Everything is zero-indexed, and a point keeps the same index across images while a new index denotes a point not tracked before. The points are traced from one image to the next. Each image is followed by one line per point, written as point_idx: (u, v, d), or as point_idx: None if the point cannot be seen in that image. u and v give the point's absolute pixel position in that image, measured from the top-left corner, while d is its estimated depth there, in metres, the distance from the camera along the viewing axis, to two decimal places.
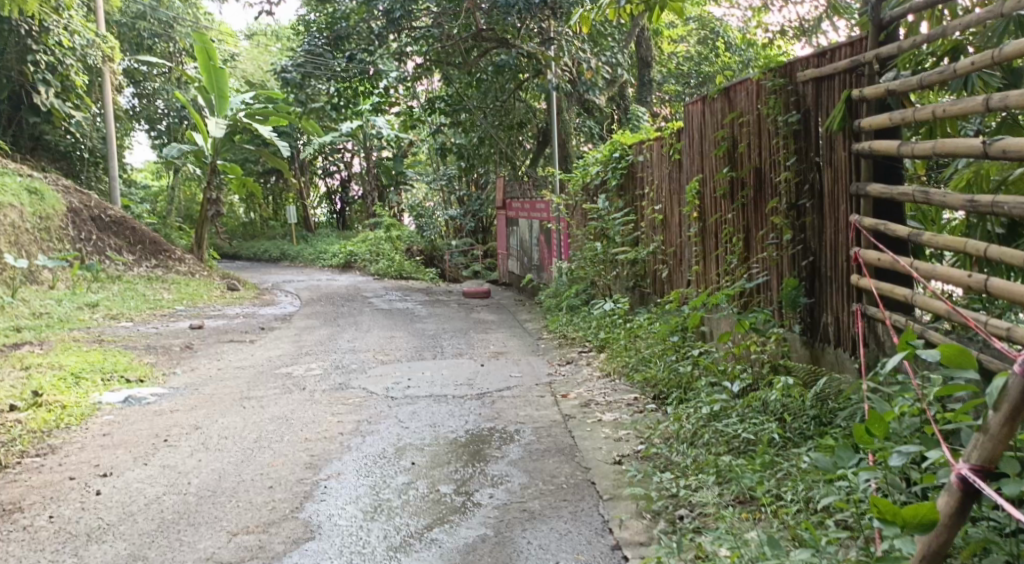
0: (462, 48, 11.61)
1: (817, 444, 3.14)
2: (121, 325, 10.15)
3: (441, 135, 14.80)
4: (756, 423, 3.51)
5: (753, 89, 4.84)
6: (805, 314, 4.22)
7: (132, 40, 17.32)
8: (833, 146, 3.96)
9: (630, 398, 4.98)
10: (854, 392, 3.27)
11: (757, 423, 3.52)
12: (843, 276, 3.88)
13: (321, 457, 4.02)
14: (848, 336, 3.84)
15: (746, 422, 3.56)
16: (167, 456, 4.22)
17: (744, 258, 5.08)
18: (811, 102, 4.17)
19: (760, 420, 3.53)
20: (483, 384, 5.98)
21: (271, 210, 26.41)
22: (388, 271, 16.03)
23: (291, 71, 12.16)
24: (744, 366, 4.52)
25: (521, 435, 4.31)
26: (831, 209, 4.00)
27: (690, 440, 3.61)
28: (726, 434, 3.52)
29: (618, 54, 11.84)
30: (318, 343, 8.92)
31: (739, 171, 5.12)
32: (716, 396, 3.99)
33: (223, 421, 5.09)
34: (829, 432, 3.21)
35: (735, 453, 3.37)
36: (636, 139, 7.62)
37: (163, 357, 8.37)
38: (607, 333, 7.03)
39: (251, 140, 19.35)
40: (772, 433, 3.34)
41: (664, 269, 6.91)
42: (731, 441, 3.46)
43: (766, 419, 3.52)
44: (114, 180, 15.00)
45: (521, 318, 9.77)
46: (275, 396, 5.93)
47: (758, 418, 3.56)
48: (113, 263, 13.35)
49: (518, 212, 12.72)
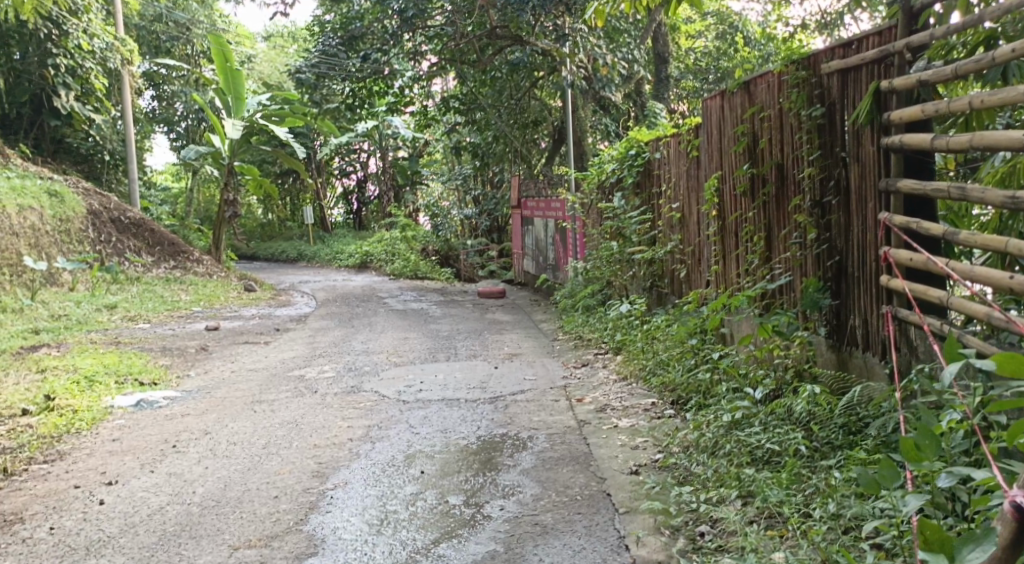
0: (478, 47, 11.49)
1: (846, 455, 3.00)
2: (138, 326, 10.10)
3: (457, 134, 14.69)
4: (780, 432, 3.37)
5: (774, 83, 4.68)
6: (830, 317, 4.06)
7: (150, 42, 17.34)
8: (860, 141, 3.81)
9: (648, 403, 4.84)
10: (885, 401, 3.11)
11: (781, 432, 3.37)
12: (872, 277, 3.72)
13: (329, 465, 3.91)
14: (877, 339, 3.68)
15: (769, 432, 3.41)
16: (174, 463, 4.12)
17: (766, 258, 4.93)
18: (836, 95, 4.01)
19: (785, 429, 3.39)
20: (497, 387, 5.86)
21: (288, 211, 26.41)
22: (403, 271, 15.94)
23: (306, 71, 12.00)
24: (767, 371, 4.37)
25: (534, 442, 4.18)
26: (858, 207, 3.84)
27: (711, 450, 3.47)
28: (749, 444, 3.37)
29: (634, 50, 11.68)
30: (333, 345, 8.83)
31: (759, 167, 4.97)
32: (738, 402, 3.84)
33: (234, 426, 4.99)
34: (858, 443, 3.05)
35: (758, 464, 3.22)
36: (653, 135, 7.48)
37: (178, 359, 8.31)
38: (623, 334, 6.89)
39: (268, 140, 19.32)
40: (797, 444, 3.19)
41: (681, 269, 6.77)
42: (753, 451, 3.31)
43: (791, 428, 3.37)
44: (133, 182, 15.00)
45: (537, 318, 9.64)
46: (287, 400, 5.83)
47: (783, 427, 3.41)
48: (132, 264, 13.34)
49: (533, 211, 12.59)
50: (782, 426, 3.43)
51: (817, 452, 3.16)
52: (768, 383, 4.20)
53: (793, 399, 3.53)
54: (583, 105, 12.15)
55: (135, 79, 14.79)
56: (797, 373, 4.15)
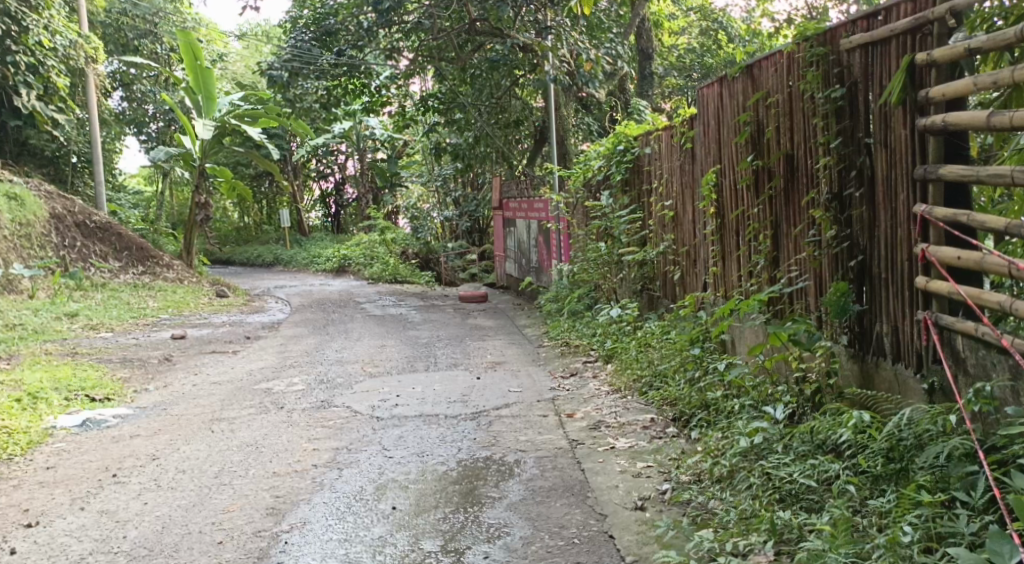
0: (456, 44, 11.03)
1: (899, 493, 2.55)
2: (99, 336, 9.53)
3: (436, 134, 14.21)
4: (811, 461, 2.92)
5: (782, 65, 4.23)
6: (853, 324, 3.60)
7: (117, 40, 16.73)
8: (888, 124, 3.36)
9: (646, 419, 4.36)
10: (943, 431, 2.66)
11: (817, 464, 2.90)
12: (904, 279, 3.27)
13: (287, 499, 3.41)
14: (912, 350, 3.23)
15: (799, 463, 2.94)
16: (110, 498, 3.61)
17: (773, 259, 4.48)
18: (858, 73, 3.54)
19: (816, 458, 2.94)
20: (479, 400, 5.37)
21: (265, 214, 25.84)
22: (382, 275, 15.37)
23: (279, 69, 11.12)
24: (781, 385, 3.92)
25: (522, 468, 3.70)
26: (885, 199, 3.39)
27: (730, 485, 3.01)
28: (776, 477, 2.91)
29: (618, 45, 11.17)
30: (304, 354, 8.30)
31: (765, 160, 4.52)
32: (756, 421, 3.39)
33: (186, 450, 4.49)
34: (915, 480, 2.59)
35: (792, 506, 2.75)
36: (643, 129, 7.03)
37: (137, 371, 7.75)
38: (614, 341, 6.42)
39: (242, 142, 18.75)
40: (841, 481, 2.72)
41: (675, 271, 6.31)
42: (782, 487, 2.85)
43: (828, 460, 2.90)
44: (100, 185, 14.38)
45: (521, 324, 9.17)
46: (249, 418, 5.33)
47: (816, 456, 2.96)
48: (97, 269, 12.75)
49: (516, 212, 12.13)
50: (813, 454, 2.99)
51: (862, 486, 2.70)
52: (784, 399, 3.77)
53: (822, 421, 3.09)
54: (565, 103, 11.57)
55: (99, 77, 14.27)
56: (815, 387, 3.70)
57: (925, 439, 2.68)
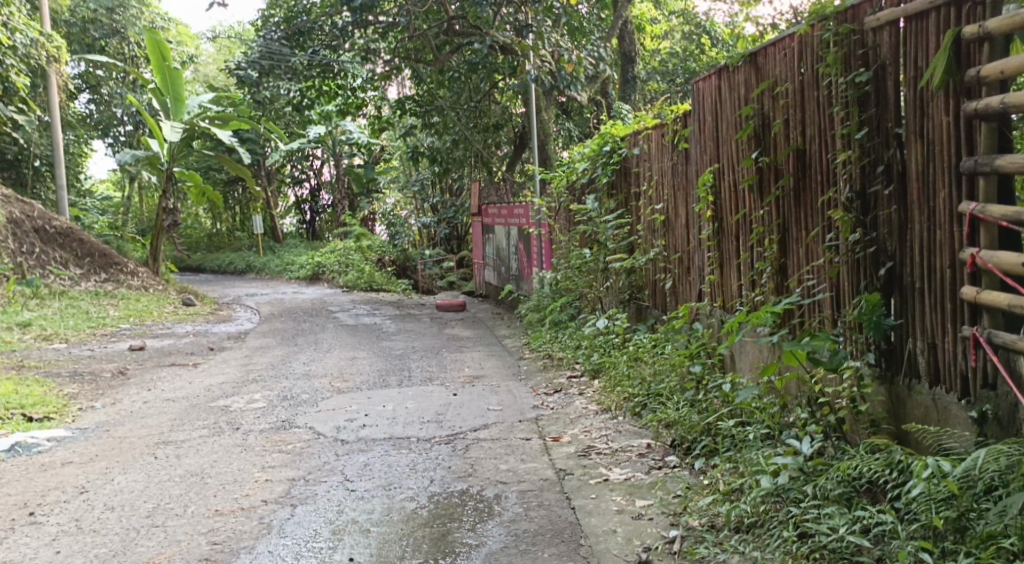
0: (434, 45, 10.54)
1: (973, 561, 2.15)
2: (52, 347, 8.94)
3: (413, 138, 13.70)
4: (860, 514, 2.51)
5: (793, 49, 3.76)
6: (881, 340, 3.14)
7: (82, 39, 16.06)
8: (924, 112, 2.90)
9: (642, 444, 3.90)
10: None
11: (868, 517, 2.49)
12: (946, 290, 2.82)
13: (225, 547, 2.97)
14: (958, 371, 2.79)
15: (844, 516, 2.53)
16: (18, 544, 3.14)
17: (780, 266, 4.00)
18: (887, 55, 3.08)
19: (866, 508, 2.55)
20: (454, 420, 4.88)
21: (238, 221, 25.25)
22: (357, 283, 14.79)
23: (248, 68, 10.38)
24: (797, 409, 3.46)
25: (502, 505, 3.23)
26: (920, 197, 2.94)
27: (759, 541, 2.59)
28: (818, 534, 2.49)
29: (600, 48, 10.72)
30: (270, 367, 7.76)
31: (771, 157, 4.05)
32: (780, 455, 2.97)
33: (122, 481, 3.99)
34: (1001, 541, 2.17)
35: None
36: (631, 128, 6.57)
37: (87, 387, 7.17)
38: (601, 355, 5.94)
39: (211, 145, 18.15)
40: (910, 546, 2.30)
41: (667, 280, 5.85)
42: (830, 548, 2.44)
43: (881, 512, 2.49)
44: (61, 190, 13.73)
45: (501, 334, 8.69)
46: (199, 442, 4.82)
47: (863, 506, 2.56)
48: (56, 277, 12.12)
49: (494, 218, 11.64)
50: (857, 504, 2.59)
51: (934, 550, 2.29)
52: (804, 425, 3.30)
53: (864, 459, 2.69)
54: (546, 107, 11.08)
55: (62, 77, 13.51)
56: (839, 413, 3.23)
57: (1004, 487, 2.29)
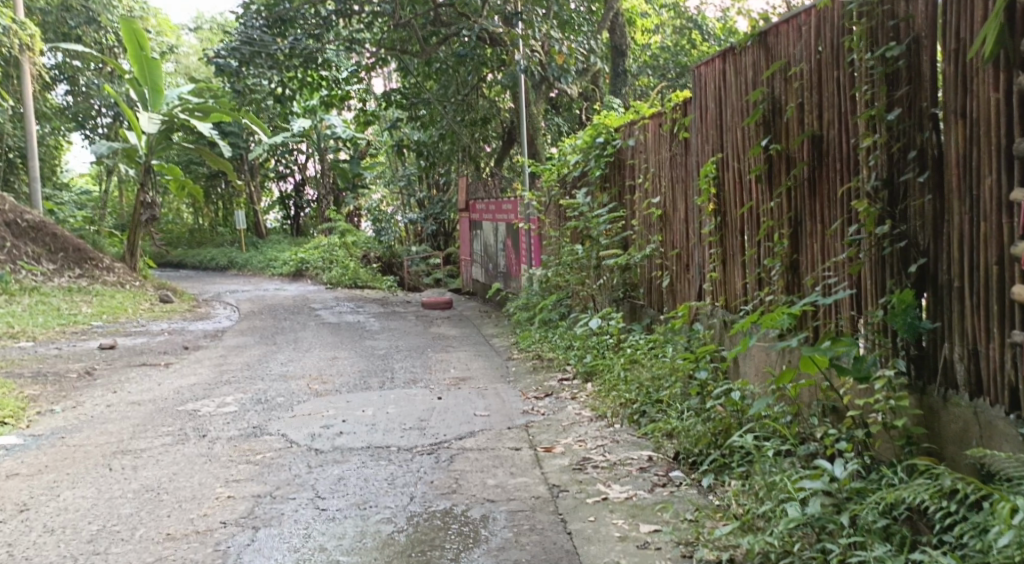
0: (419, 35, 10.18)
1: None
2: (18, 346, 8.51)
3: (398, 131, 13.31)
4: (916, 555, 2.20)
5: (810, 25, 3.40)
6: (912, 345, 2.80)
7: (57, 28, 15.56)
8: (968, 89, 2.56)
9: (645, 457, 3.57)
10: None
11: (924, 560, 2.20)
12: (994, 289, 2.48)
13: None
14: (1006, 382, 2.45)
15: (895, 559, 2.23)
16: None
17: (791, 263, 3.63)
18: (923, 25, 2.73)
19: (923, 550, 2.24)
20: (438, 426, 4.54)
21: (220, 216, 24.80)
22: (341, 279, 14.39)
23: (227, 56, 9.86)
24: (817, 423, 3.13)
25: (490, 528, 2.91)
26: (961, 184, 2.59)
27: None
28: None
29: (590, 40, 10.26)
30: (244, 368, 7.37)
31: (782, 144, 3.68)
32: (806, 478, 2.67)
33: (69, 498, 3.64)
34: None
35: None
36: (626, 118, 6.21)
37: (51, 388, 6.77)
38: (594, 357, 5.60)
39: (191, 138, 17.70)
40: None
41: (663, 278, 5.50)
42: None
43: (941, 553, 2.18)
44: (34, 182, 13.25)
45: (488, 333, 8.36)
46: (160, 451, 4.46)
47: (917, 549, 2.25)
48: (28, 272, 11.68)
49: (482, 214, 11.32)
50: (902, 542, 2.30)
51: None
52: (827, 440, 2.95)
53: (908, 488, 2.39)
54: (536, 100, 10.77)
55: (36, 67, 12.94)
56: (869, 427, 2.87)
57: None
